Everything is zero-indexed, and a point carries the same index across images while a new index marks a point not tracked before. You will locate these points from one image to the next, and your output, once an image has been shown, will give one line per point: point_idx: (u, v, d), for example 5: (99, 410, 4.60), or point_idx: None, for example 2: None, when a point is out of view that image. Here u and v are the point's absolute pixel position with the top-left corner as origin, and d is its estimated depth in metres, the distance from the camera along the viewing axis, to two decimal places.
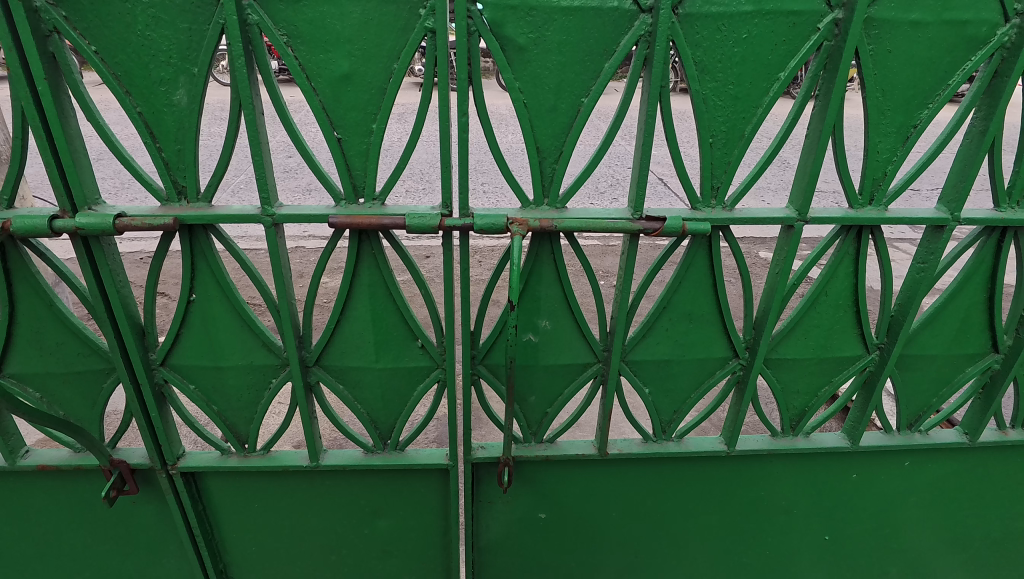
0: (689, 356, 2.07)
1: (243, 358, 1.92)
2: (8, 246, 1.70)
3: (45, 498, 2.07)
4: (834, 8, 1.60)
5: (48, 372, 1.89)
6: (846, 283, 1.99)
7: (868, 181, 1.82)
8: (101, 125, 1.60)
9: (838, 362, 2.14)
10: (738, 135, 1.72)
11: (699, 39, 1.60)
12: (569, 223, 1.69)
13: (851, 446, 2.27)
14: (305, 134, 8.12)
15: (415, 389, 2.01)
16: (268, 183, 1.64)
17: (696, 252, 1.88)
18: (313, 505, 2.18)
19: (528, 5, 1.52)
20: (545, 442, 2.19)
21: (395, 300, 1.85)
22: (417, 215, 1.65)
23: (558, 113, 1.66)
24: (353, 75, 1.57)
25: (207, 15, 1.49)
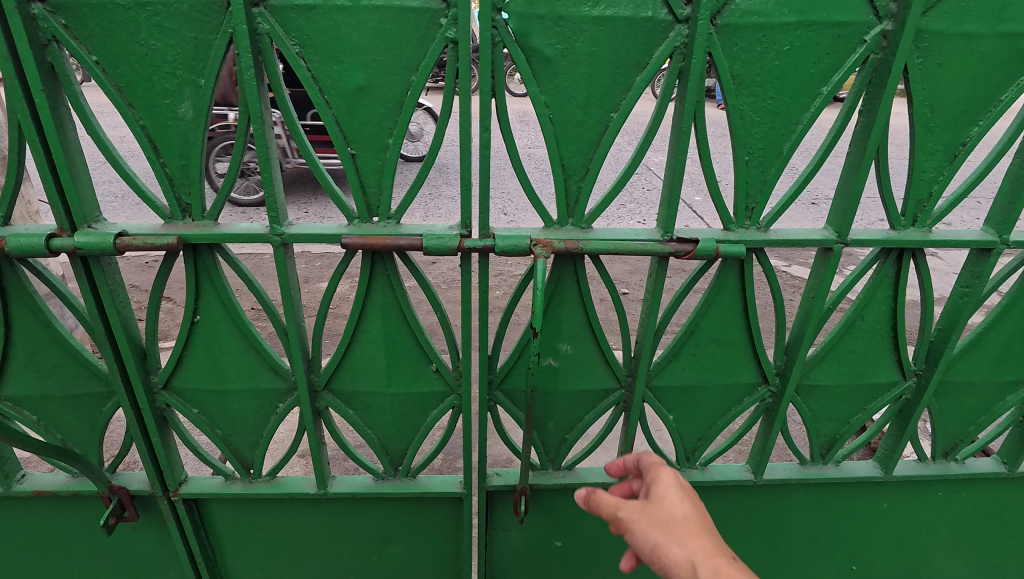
0: (716, 382, 1.97)
1: (248, 382, 1.83)
2: (3, 265, 1.62)
3: (41, 524, 1.98)
4: (882, 20, 1.50)
5: (45, 396, 1.81)
6: (884, 307, 1.89)
7: (910, 201, 1.72)
8: (100, 137, 1.51)
9: (872, 389, 2.03)
10: (776, 153, 1.62)
11: (737, 51, 1.50)
12: (595, 245, 1.60)
13: (883, 476, 2.16)
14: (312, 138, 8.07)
15: (427, 415, 1.92)
16: (276, 201, 1.55)
17: (727, 274, 1.77)
18: (320, 532, 2.08)
19: (556, 14, 1.43)
20: (562, 469, 2.09)
21: (409, 323, 1.76)
22: (434, 235, 1.56)
23: (585, 129, 1.56)
24: (369, 87, 1.48)
25: (214, 24, 1.40)
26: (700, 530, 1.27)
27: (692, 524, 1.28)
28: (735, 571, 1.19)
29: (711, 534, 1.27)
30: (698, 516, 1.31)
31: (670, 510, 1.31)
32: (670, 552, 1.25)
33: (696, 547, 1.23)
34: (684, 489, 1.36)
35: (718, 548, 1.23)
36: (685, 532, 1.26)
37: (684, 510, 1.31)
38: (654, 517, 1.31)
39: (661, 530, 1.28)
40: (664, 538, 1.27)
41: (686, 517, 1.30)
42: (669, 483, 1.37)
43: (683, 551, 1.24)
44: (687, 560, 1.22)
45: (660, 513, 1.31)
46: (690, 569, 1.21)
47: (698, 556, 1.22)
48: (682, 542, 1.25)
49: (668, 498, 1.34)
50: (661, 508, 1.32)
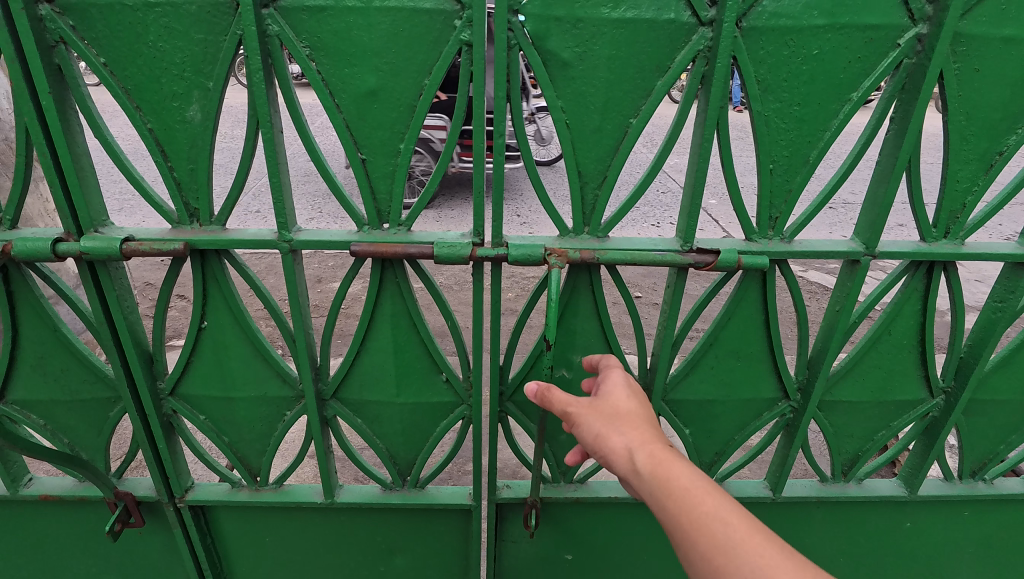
0: (735, 396, 1.90)
1: (256, 389, 1.80)
2: (10, 268, 1.60)
3: (48, 528, 1.97)
4: (917, 23, 1.43)
5: (52, 400, 1.79)
6: (912, 321, 1.81)
7: (943, 212, 1.64)
8: (108, 140, 1.48)
9: (897, 406, 1.96)
10: (802, 161, 1.56)
11: (763, 55, 1.43)
12: (612, 255, 1.55)
13: (907, 496, 2.09)
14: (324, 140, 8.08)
15: (437, 425, 1.88)
16: (285, 207, 1.51)
17: (748, 285, 1.71)
18: (326, 541, 2.05)
19: (574, 16, 1.38)
20: (574, 482, 2.04)
21: (419, 332, 1.71)
22: (445, 244, 1.51)
23: (603, 135, 1.51)
24: (380, 91, 1.43)
25: (223, 25, 1.36)
26: (642, 422, 1.27)
27: (635, 416, 1.28)
28: (671, 458, 1.19)
29: (653, 427, 1.27)
30: (643, 412, 1.31)
31: (616, 405, 1.31)
32: (612, 441, 1.24)
33: (637, 436, 1.23)
34: (632, 388, 1.36)
35: (658, 438, 1.23)
36: (627, 423, 1.26)
37: (629, 405, 1.31)
38: (599, 410, 1.31)
39: (605, 421, 1.28)
40: (607, 428, 1.26)
41: (630, 411, 1.29)
42: (618, 382, 1.37)
43: (624, 440, 1.23)
44: (626, 449, 1.22)
45: (606, 406, 1.31)
46: (629, 455, 1.21)
47: (638, 444, 1.22)
48: (624, 431, 1.24)
49: (616, 394, 1.33)
50: (608, 403, 1.32)
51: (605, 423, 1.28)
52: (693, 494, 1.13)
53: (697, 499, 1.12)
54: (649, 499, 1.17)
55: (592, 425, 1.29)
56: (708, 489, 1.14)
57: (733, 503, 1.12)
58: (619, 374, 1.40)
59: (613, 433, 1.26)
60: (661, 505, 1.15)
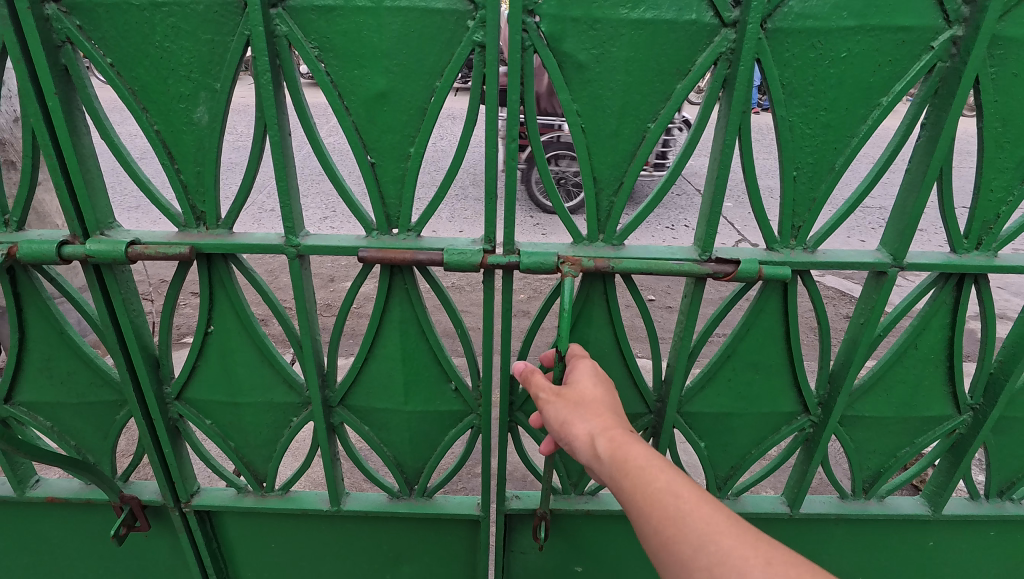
0: (753, 410, 1.84)
1: (263, 394, 1.77)
2: (17, 270, 1.58)
3: (55, 530, 1.96)
4: (952, 24, 1.36)
5: (58, 402, 1.78)
6: (940, 335, 1.74)
7: (976, 222, 1.57)
8: (114, 142, 1.46)
9: (922, 422, 1.89)
10: (827, 168, 1.50)
11: (789, 58, 1.37)
12: (628, 264, 1.50)
13: (930, 515, 2.01)
14: (329, 139, 8.04)
15: (446, 434, 1.84)
16: (292, 210, 1.48)
17: (769, 296, 1.65)
18: (332, 548, 2.02)
19: (591, 17, 1.33)
20: (585, 494, 1.99)
21: (428, 339, 1.68)
22: (456, 250, 1.47)
23: (620, 140, 1.46)
24: (390, 93, 1.39)
25: (231, 25, 1.33)
26: (605, 407, 1.22)
27: (598, 402, 1.23)
28: (629, 440, 1.13)
29: (614, 411, 1.21)
30: (607, 397, 1.25)
31: (580, 391, 1.25)
32: (573, 428, 1.19)
33: (598, 420, 1.18)
34: (599, 375, 1.30)
35: (618, 422, 1.18)
36: (589, 408, 1.21)
37: (593, 390, 1.25)
38: (563, 397, 1.26)
39: (568, 407, 1.23)
40: (570, 415, 1.21)
41: (594, 395, 1.24)
42: (584, 370, 1.31)
43: (585, 425, 1.18)
44: (587, 433, 1.17)
45: (569, 392, 1.26)
46: (588, 440, 1.16)
47: (599, 429, 1.16)
48: (586, 417, 1.19)
49: (581, 381, 1.28)
50: (572, 389, 1.27)
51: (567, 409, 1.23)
52: (648, 473, 1.08)
53: (651, 477, 1.07)
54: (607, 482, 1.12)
55: (555, 411, 1.25)
56: (663, 468, 1.09)
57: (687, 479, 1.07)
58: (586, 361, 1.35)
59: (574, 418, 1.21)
60: (617, 486, 1.10)
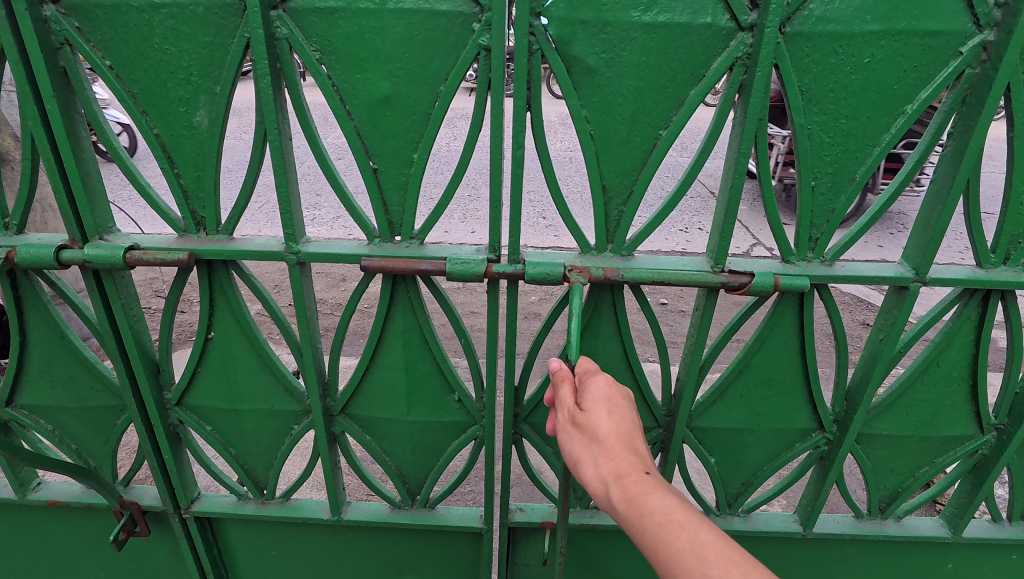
0: (766, 426, 1.78)
1: (264, 402, 1.75)
2: (18, 274, 1.57)
3: (55, 533, 1.95)
4: (983, 29, 1.29)
5: (59, 406, 1.76)
6: (964, 352, 1.67)
7: (1004, 236, 1.50)
8: (114, 145, 1.43)
9: (943, 441, 1.81)
10: (847, 178, 1.43)
11: (809, 63, 1.31)
12: (638, 273, 1.44)
13: (950, 537, 1.94)
14: (329, 140, 7.94)
15: (449, 445, 1.81)
16: (292, 216, 1.45)
17: (784, 309, 1.59)
18: (333, 557, 1.99)
19: (602, 19, 1.28)
20: (591, 508, 1.94)
21: (431, 349, 1.64)
22: (459, 259, 1.43)
23: (630, 148, 1.40)
24: (394, 98, 1.35)
25: (231, 27, 1.30)
26: (620, 444, 1.09)
27: (614, 438, 1.10)
28: (648, 489, 1.05)
29: (632, 448, 1.10)
30: (624, 428, 1.11)
31: (593, 423, 1.12)
32: (587, 471, 1.10)
33: (613, 464, 1.08)
34: (614, 396, 1.16)
35: (637, 463, 1.08)
36: (603, 447, 1.09)
37: (607, 422, 1.12)
38: (575, 429, 1.14)
39: (581, 444, 1.12)
40: (582, 454, 1.11)
41: (608, 429, 1.11)
42: (597, 391, 1.17)
43: (599, 470, 1.09)
44: (601, 479, 1.08)
45: (582, 423, 1.13)
46: (603, 488, 1.07)
47: (613, 475, 1.07)
48: (600, 460, 1.09)
49: (594, 409, 1.14)
50: (584, 419, 1.14)
51: (578, 447, 1.12)
52: (668, 529, 1.01)
53: (672, 534, 1.01)
54: (626, 530, 1.06)
55: (567, 445, 1.15)
56: (685, 522, 1.01)
57: (713, 536, 0.99)
58: (603, 378, 1.20)
59: (584, 459, 1.11)
60: (636, 539, 1.04)
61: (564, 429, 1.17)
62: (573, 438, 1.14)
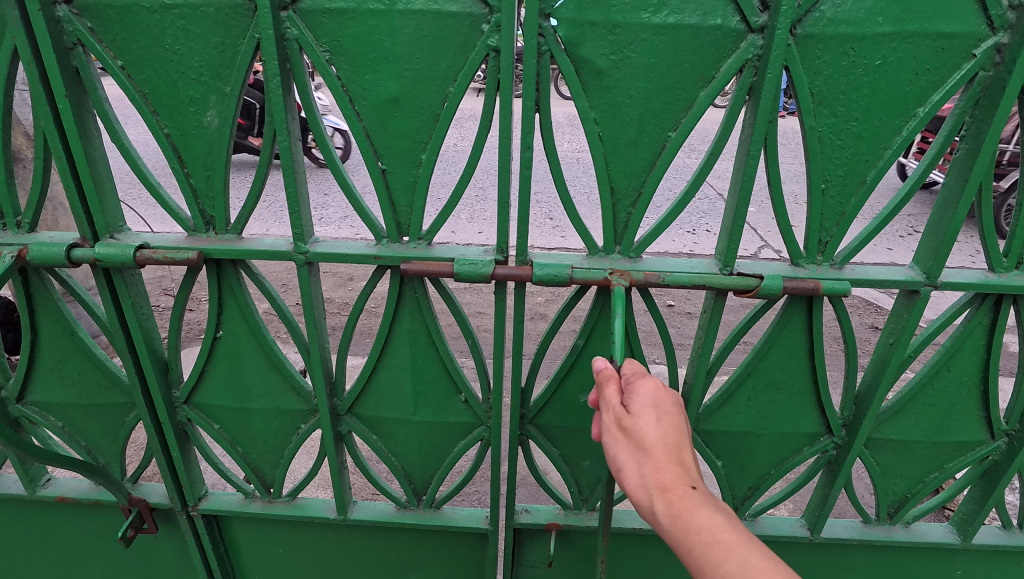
0: (773, 429, 1.77)
1: (271, 401, 1.75)
2: (29, 272, 1.58)
3: (64, 529, 1.96)
4: (996, 31, 1.28)
5: (68, 403, 1.78)
6: (975, 357, 1.65)
7: (1016, 240, 1.48)
8: (125, 145, 1.44)
9: (953, 447, 1.80)
10: (858, 181, 1.42)
11: (819, 65, 1.31)
12: (679, 276, 1.44)
13: (959, 543, 1.92)
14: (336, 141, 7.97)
15: (455, 446, 1.81)
16: (301, 216, 1.45)
17: (793, 312, 1.58)
18: (339, 556, 1.99)
19: (611, 21, 1.27)
20: (597, 510, 1.93)
21: (438, 349, 1.64)
22: (467, 261, 1.43)
23: (638, 149, 1.40)
24: (403, 99, 1.36)
25: (241, 28, 1.30)
26: (667, 455, 1.08)
27: (661, 449, 1.09)
28: (694, 505, 1.05)
29: (678, 460, 1.08)
30: (671, 438, 1.10)
31: (640, 430, 1.11)
32: (630, 478, 1.09)
33: (658, 475, 1.07)
34: (662, 401, 1.15)
35: (682, 477, 1.07)
36: (649, 456, 1.08)
37: (655, 431, 1.10)
38: (621, 433, 1.13)
39: (626, 450, 1.11)
40: (626, 462, 1.10)
41: (656, 438, 1.10)
42: (645, 395, 1.15)
43: (644, 480, 1.08)
44: (645, 490, 1.07)
45: (629, 428, 1.12)
46: (647, 498, 1.07)
47: (658, 487, 1.06)
48: (645, 470, 1.08)
49: (642, 414, 1.12)
50: (631, 424, 1.12)
51: (623, 454, 1.11)
52: (713, 547, 1.02)
53: (717, 553, 1.01)
54: (667, 541, 1.07)
55: (611, 449, 1.14)
56: (731, 541, 1.02)
57: (761, 559, 0.99)
58: (651, 384, 1.17)
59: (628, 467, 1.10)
60: (678, 552, 1.05)
61: (610, 433, 1.15)
62: (618, 444, 1.12)
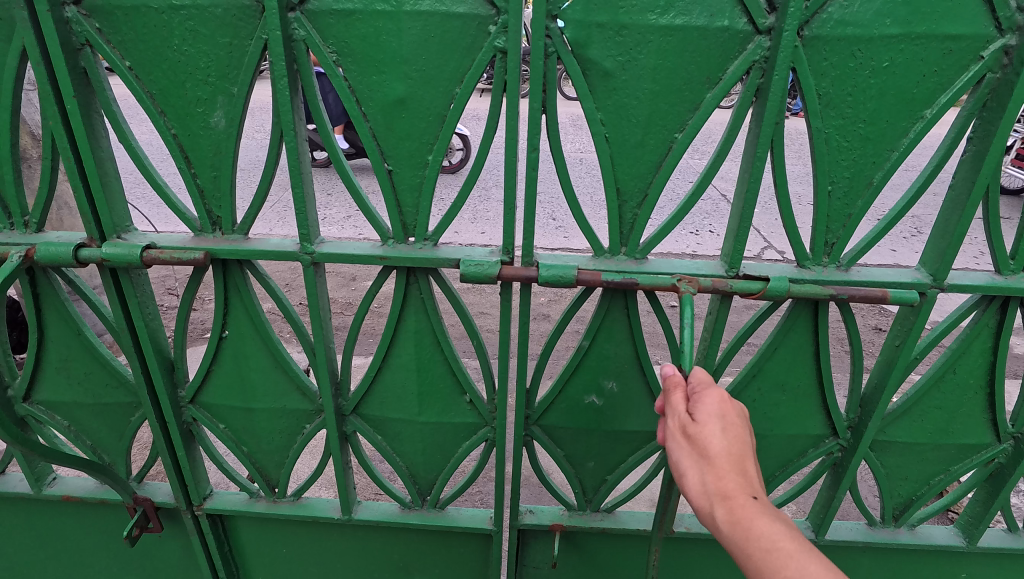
0: (779, 431, 1.77)
1: (277, 401, 1.76)
2: (37, 272, 1.59)
3: (69, 527, 1.97)
4: (1005, 33, 1.28)
5: (75, 402, 1.78)
6: (981, 360, 1.65)
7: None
8: (132, 146, 1.45)
9: (958, 449, 1.79)
10: (865, 183, 1.42)
11: (826, 67, 1.30)
12: (748, 284, 1.43)
13: (965, 546, 1.91)
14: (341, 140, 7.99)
15: (460, 446, 1.81)
16: (307, 217, 1.46)
17: (799, 314, 1.58)
18: (343, 556, 2.00)
19: (618, 22, 1.27)
20: (601, 511, 1.93)
21: (443, 350, 1.64)
22: (473, 261, 1.43)
23: (644, 150, 1.40)
24: (409, 100, 1.36)
25: (248, 29, 1.31)
26: (731, 464, 1.07)
27: (724, 457, 1.08)
28: (755, 514, 1.03)
29: (741, 470, 1.07)
30: (735, 449, 1.09)
31: (704, 439, 1.11)
32: (691, 483, 1.10)
33: (719, 483, 1.06)
34: (727, 412, 1.14)
35: (744, 487, 1.06)
36: (711, 464, 1.08)
37: (719, 439, 1.10)
38: (684, 439, 1.13)
39: (688, 456, 1.11)
40: (689, 467, 1.10)
41: (720, 447, 1.09)
42: (711, 405, 1.15)
43: (705, 487, 1.08)
44: (706, 497, 1.07)
45: (691, 435, 1.12)
46: (708, 505, 1.06)
47: (719, 494, 1.06)
48: (705, 477, 1.08)
49: (706, 423, 1.12)
50: (696, 432, 1.12)
51: (684, 460, 1.12)
52: (774, 556, 1.00)
53: (778, 562, 0.99)
54: (727, 549, 1.06)
55: (674, 455, 1.14)
56: (793, 552, 0.99)
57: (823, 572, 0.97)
58: (718, 396, 1.17)
59: (688, 473, 1.10)
60: (737, 560, 1.03)
61: (673, 439, 1.16)
62: (680, 451, 1.13)
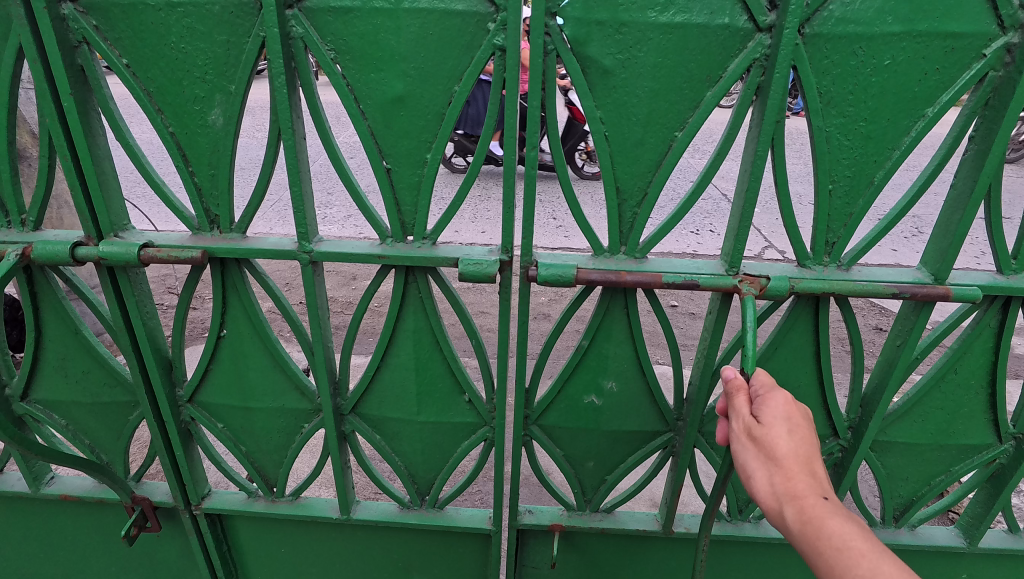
0: None
1: (276, 401, 1.75)
2: (34, 270, 1.58)
3: (67, 526, 1.97)
4: (1007, 31, 1.27)
5: (72, 401, 1.78)
6: (982, 360, 1.64)
7: None
8: (130, 144, 1.44)
9: (960, 450, 1.78)
10: (866, 182, 1.41)
11: (827, 64, 1.29)
12: (811, 284, 1.44)
13: (965, 547, 1.91)
14: (342, 139, 7.97)
15: (458, 446, 1.80)
16: (305, 215, 1.45)
17: (799, 314, 1.57)
18: (342, 556, 1.99)
19: (617, 20, 1.26)
20: (600, 511, 1.92)
21: (441, 349, 1.63)
22: (471, 260, 1.43)
23: (645, 148, 1.39)
24: (408, 98, 1.35)
25: (246, 27, 1.30)
26: (800, 465, 1.08)
27: (793, 459, 1.09)
28: (827, 513, 1.04)
29: (810, 471, 1.08)
30: (803, 450, 1.10)
31: (771, 441, 1.11)
32: (759, 484, 1.10)
33: (789, 484, 1.07)
34: (793, 414, 1.14)
35: (814, 487, 1.07)
36: (780, 466, 1.08)
37: (787, 441, 1.10)
38: (750, 441, 1.14)
39: (755, 457, 1.12)
40: (756, 468, 1.11)
41: (788, 449, 1.10)
42: (777, 408, 1.15)
43: (773, 488, 1.08)
44: (775, 497, 1.08)
45: (758, 437, 1.12)
46: (777, 505, 1.07)
47: (789, 494, 1.07)
48: (775, 478, 1.08)
49: (773, 425, 1.13)
50: (762, 433, 1.12)
51: (750, 461, 1.12)
52: (846, 555, 1.00)
53: (851, 561, 0.99)
54: (797, 549, 1.06)
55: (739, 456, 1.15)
56: (866, 551, 0.99)
57: (899, 570, 0.97)
58: (782, 398, 1.17)
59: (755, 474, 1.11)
60: (808, 559, 1.04)
61: (738, 440, 1.16)
62: (746, 452, 1.13)
